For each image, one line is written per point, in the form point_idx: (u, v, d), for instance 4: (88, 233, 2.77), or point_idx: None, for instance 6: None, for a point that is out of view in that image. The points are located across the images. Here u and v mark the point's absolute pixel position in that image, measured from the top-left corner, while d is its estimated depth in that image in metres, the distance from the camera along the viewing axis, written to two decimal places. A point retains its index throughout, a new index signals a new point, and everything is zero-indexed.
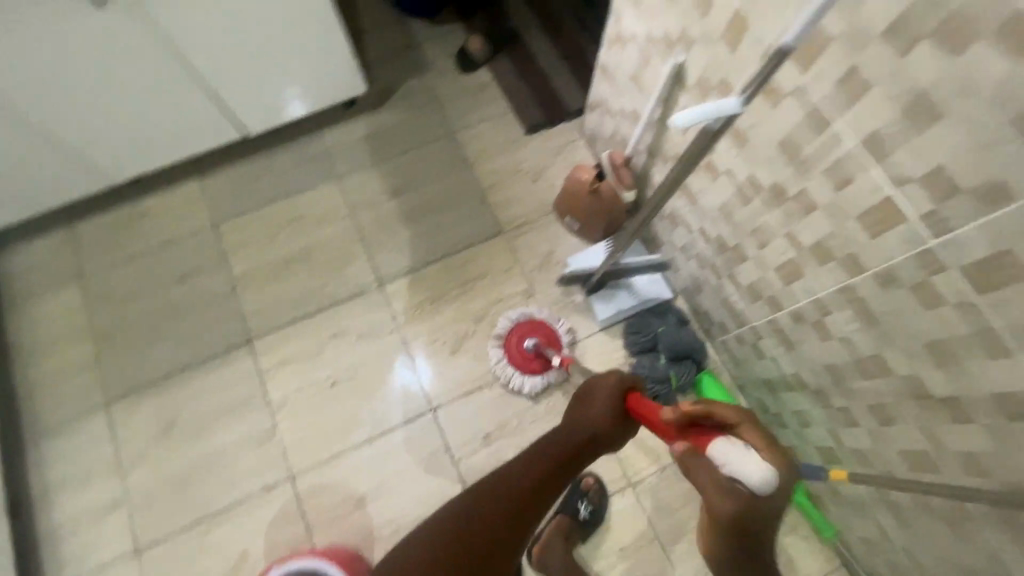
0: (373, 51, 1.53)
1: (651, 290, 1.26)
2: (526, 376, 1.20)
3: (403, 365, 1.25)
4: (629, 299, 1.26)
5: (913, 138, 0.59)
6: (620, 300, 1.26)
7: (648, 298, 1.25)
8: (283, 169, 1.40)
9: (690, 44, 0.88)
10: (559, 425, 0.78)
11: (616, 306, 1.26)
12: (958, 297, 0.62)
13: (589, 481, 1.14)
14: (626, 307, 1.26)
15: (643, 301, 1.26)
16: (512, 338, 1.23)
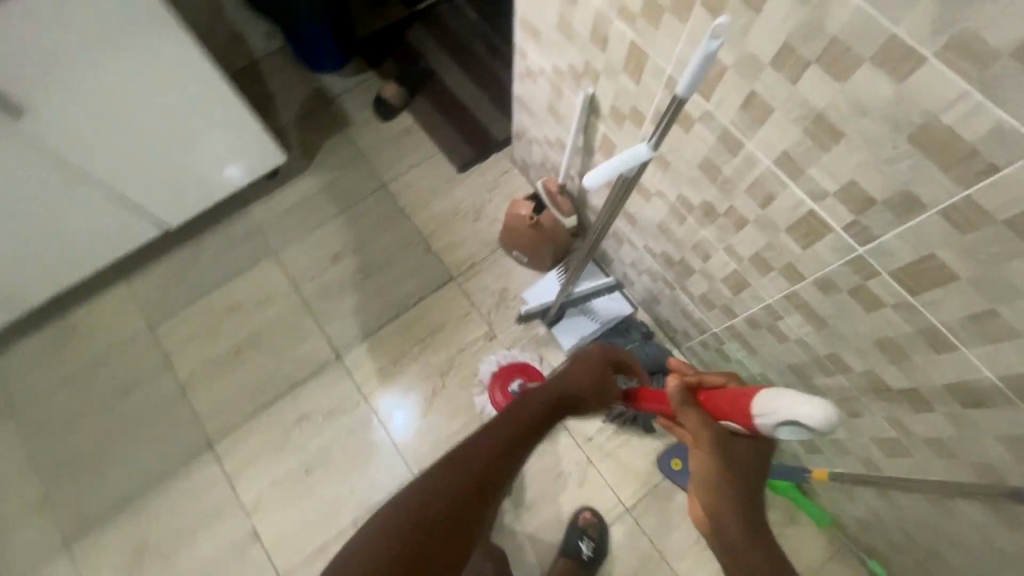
0: (286, 115, 1.48)
1: (611, 310, 1.25)
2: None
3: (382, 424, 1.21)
4: (591, 324, 1.25)
5: (822, 156, 0.59)
6: (583, 326, 1.25)
7: (609, 318, 1.24)
8: (214, 255, 1.34)
9: (596, 76, 0.87)
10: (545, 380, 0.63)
11: (579, 334, 1.24)
12: (895, 299, 0.62)
13: (585, 516, 1.13)
14: (589, 332, 1.24)
15: (605, 322, 1.24)
16: (495, 382, 1.21)
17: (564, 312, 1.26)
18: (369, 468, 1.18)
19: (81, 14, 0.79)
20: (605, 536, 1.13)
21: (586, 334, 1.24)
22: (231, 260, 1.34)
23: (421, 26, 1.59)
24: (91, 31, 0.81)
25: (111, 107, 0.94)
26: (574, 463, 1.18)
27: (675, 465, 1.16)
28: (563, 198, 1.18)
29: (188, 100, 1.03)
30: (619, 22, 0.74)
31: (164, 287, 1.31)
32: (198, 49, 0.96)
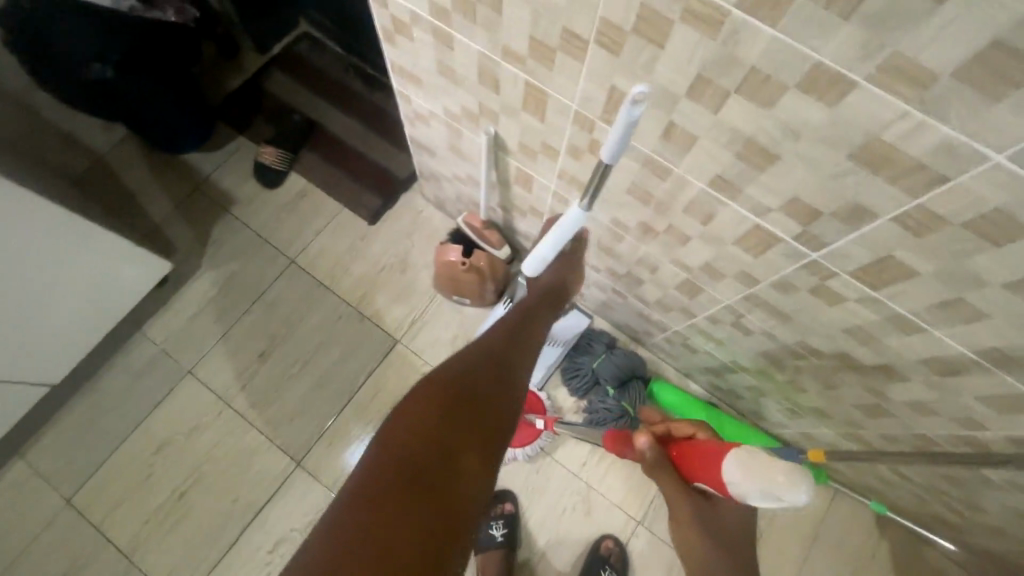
0: (157, 211, 1.29)
1: (569, 330, 1.19)
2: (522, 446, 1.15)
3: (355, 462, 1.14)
4: (554, 350, 1.18)
5: (759, 176, 0.56)
6: (546, 354, 1.19)
7: (569, 338, 1.19)
8: (120, 394, 1.16)
9: (495, 116, 0.80)
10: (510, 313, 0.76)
11: (543, 363, 1.19)
12: (857, 294, 0.61)
13: (607, 545, 1.11)
14: (553, 359, 1.19)
15: (566, 344, 1.19)
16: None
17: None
18: None
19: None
20: (626, 563, 1.10)
21: (550, 361, 1.19)
22: (142, 394, 1.16)
23: (282, 74, 1.43)
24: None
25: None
26: (575, 493, 1.15)
27: None
28: (490, 232, 1.12)
29: (29, 242, 0.86)
30: (507, 64, 0.67)
31: (70, 448, 1.12)
32: (18, 185, 0.79)
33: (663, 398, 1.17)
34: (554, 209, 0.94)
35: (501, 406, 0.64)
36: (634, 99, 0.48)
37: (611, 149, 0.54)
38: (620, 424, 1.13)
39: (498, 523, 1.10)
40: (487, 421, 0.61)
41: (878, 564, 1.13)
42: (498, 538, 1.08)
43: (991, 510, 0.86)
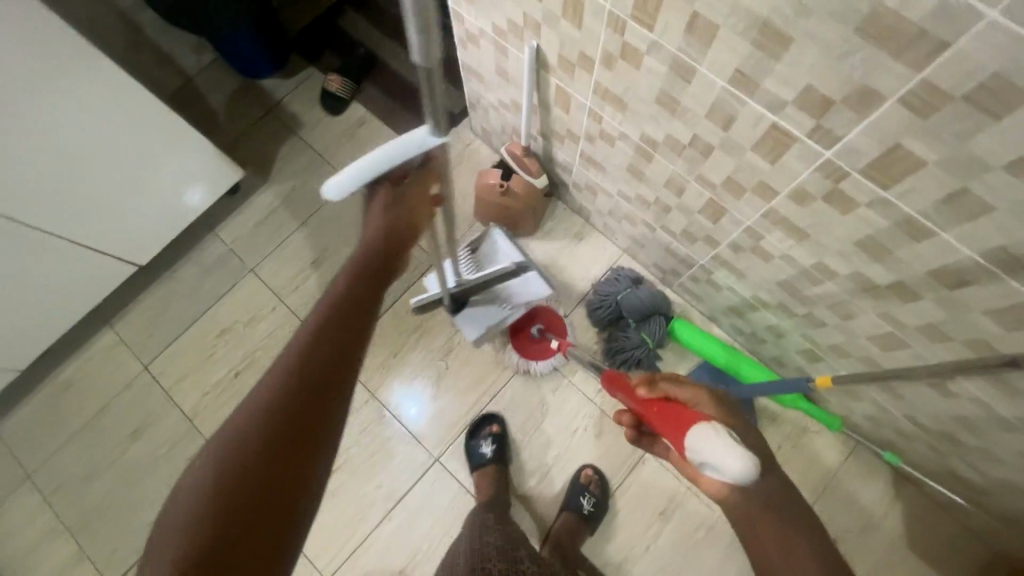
0: (234, 128, 1.44)
1: (520, 293, 1.20)
2: (540, 361, 1.21)
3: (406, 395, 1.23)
4: (499, 312, 1.20)
5: (775, 67, 0.58)
6: (490, 313, 1.20)
7: (519, 304, 1.19)
8: (193, 283, 1.32)
9: (538, 28, 0.84)
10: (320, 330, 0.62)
11: (485, 322, 1.20)
12: (869, 196, 0.63)
13: (587, 474, 1.16)
14: (497, 319, 1.19)
15: (515, 308, 1.19)
16: (518, 323, 1.23)
17: (467, 299, 1.20)
18: (391, 460, 1.19)
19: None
20: (605, 490, 1.14)
21: (491, 321, 1.19)
22: (211, 287, 1.32)
23: (352, 11, 1.53)
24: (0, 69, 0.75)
25: (49, 147, 0.89)
26: (587, 417, 1.20)
27: None
28: (530, 159, 1.16)
29: (127, 125, 0.97)
30: None
31: (150, 326, 1.29)
32: (122, 70, 0.90)
33: (683, 336, 1.18)
34: (589, 131, 0.98)
35: (341, 369, 0.60)
36: None
37: (415, 47, 0.57)
38: (637, 354, 1.17)
39: (488, 440, 1.17)
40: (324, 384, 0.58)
41: (888, 522, 1.12)
42: (488, 454, 1.15)
43: (1007, 460, 0.84)
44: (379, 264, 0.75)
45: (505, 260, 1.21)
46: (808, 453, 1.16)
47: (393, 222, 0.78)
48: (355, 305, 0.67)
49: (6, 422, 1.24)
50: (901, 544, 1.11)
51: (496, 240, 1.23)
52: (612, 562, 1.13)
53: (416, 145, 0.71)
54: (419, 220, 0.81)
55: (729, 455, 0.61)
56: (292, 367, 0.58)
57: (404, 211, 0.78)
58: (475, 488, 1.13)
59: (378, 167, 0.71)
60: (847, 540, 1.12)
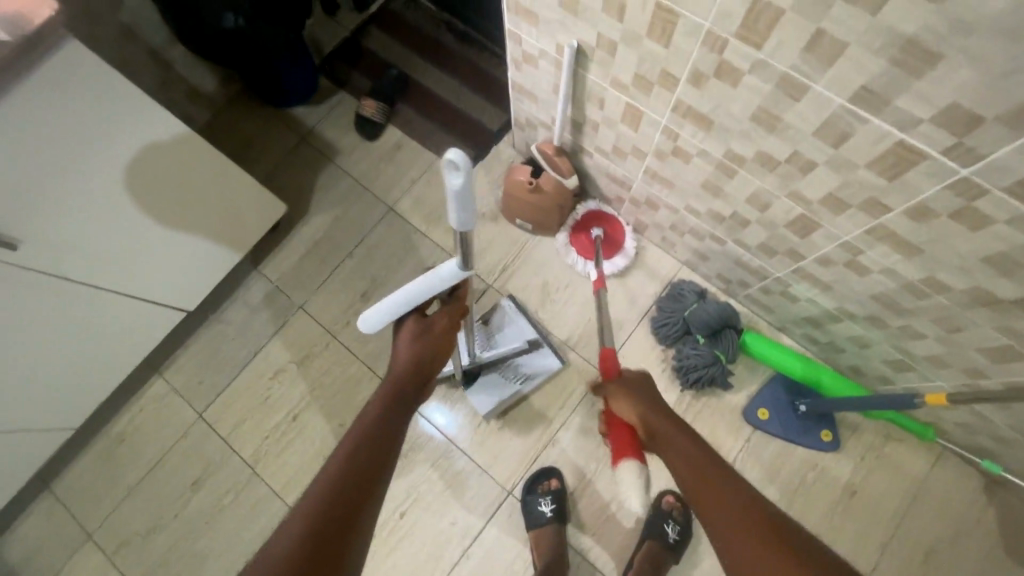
0: (269, 160, 1.40)
1: (534, 367, 1.20)
2: (584, 261, 1.24)
3: (430, 413, 1.21)
4: (511, 387, 1.18)
5: (914, 84, 0.54)
6: (503, 388, 1.19)
7: (529, 379, 1.19)
8: (242, 324, 1.28)
9: (613, 47, 0.80)
10: (342, 468, 0.62)
11: (497, 395, 1.18)
12: (1010, 214, 0.59)
13: (669, 500, 1.13)
14: (508, 393, 1.18)
15: (526, 382, 1.19)
16: (579, 228, 1.25)
17: (479, 372, 1.19)
18: (463, 496, 1.16)
19: (25, 108, 0.69)
20: (690, 518, 1.12)
21: (504, 395, 1.18)
22: (260, 328, 1.28)
23: (379, 30, 1.48)
24: (38, 124, 0.71)
25: (90, 199, 0.84)
26: None
27: (763, 415, 1.15)
28: (562, 159, 1.13)
29: (169, 169, 0.93)
30: None
31: (201, 372, 1.25)
32: (162, 111, 0.85)
33: (754, 349, 1.15)
34: (660, 148, 0.94)
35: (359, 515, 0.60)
36: (450, 163, 0.48)
37: (454, 214, 0.55)
38: (710, 372, 1.14)
39: (545, 498, 1.11)
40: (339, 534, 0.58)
41: (983, 530, 1.09)
42: (547, 514, 1.10)
43: None
44: (410, 394, 0.74)
45: (518, 335, 1.22)
46: (893, 461, 1.13)
47: (425, 348, 0.75)
48: (379, 443, 0.67)
49: (62, 480, 1.20)
50: (998, 551, 1.07)
51: (507, 310, 1.24)
52: None
53: (443, 279, 0.66)
54: (451, 342, 0.78)
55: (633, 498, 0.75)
56: (311, 513, 0.58)
57: (435, 339, 0.75)
58: (536, 552, 1.08)
59: (409, 305, 0.67)
60: (943, 550, 1.08)
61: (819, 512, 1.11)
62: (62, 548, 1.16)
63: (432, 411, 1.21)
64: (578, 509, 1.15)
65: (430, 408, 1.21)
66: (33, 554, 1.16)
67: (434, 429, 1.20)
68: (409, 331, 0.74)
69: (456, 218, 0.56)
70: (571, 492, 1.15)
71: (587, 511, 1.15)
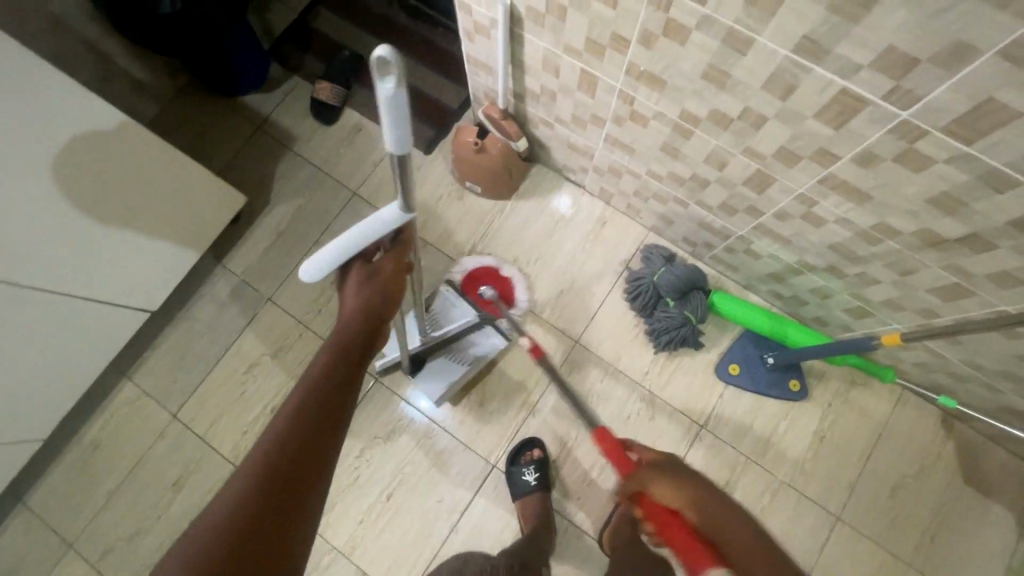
0: (223, 151, 1.36)
1: (479, 349, 1.18)
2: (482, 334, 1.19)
3: (412, 396, 1.21)
4: (459, 369, 1.17)
5: (852, 30, 0.55)
6: (450, 370, 1.17)
7: (474, 361, 1.18)
8: (211, 321, 1.26)
9: (563, 12, 0.80)
10: (300, 405, 0.64)
11: (445, 380, 1.17)
12: (948, 153, 0.61)
13: None
14: (457, 376, 1.17)
15: (473, 364, 1.17)
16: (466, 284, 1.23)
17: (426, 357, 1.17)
18: (449, 473, 1.17)
19: None
20: None
21: (449, 378, 1.17)
22: (228, 324, 1.25)
23: (329, 10, 1.44)
24: None
25: (26, 195, 0.81)
26: (640, 401, 1.20)
27: (734, 370, 1.19)
28: (509, 122, 1.14)
29: (109, 158, 0.90)
30: None
31: (172, 372, 1.23)
32: (92, 98, 0.84)
33: (722, 308, 1.18)
34: (618, 114, 0.94)
35: (309, 479, 0.59)
36: (377, 65, 0.47)
37: (391, 140, 0.55)
38: (683, 333, 1.17)
39: (529, 468, 1.14)
40: (286, 503, 0.56)
41: (943, 463, 1.15)
42: (532, 483, 1.12)
43: None
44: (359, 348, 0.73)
45: (463, 315, 1.18)
46: (859, 405, 1.18)
47: (375, 293, 0.74)
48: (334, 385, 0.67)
49: (34, 492, 1.17)
50: (957, 480, 1.14)
51: (448, 296, 1.20)
52: None
53: (385, 224, 0.66)
54: (399, 289, 0.76)
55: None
56: (252, 482, 0.56)
57: (383, 285, 0.74)
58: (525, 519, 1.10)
59: (348, 250, 0.65)
60: (907, 484, 1.14)
61: (791, 458, 1.16)
62: (43, 561, 1.14)
63: (416, 392, 1.21)
64: (561, 476, 1.17)
65: (412, 392, 1.21)
66: (11, 569, 1.14)
67: (415, 413, 1.20)
68: (352, 280, 0.73)
69: (392, 145, 0.56)
70: (554, 460, 1.18)
71: (570, 478, 1.17)
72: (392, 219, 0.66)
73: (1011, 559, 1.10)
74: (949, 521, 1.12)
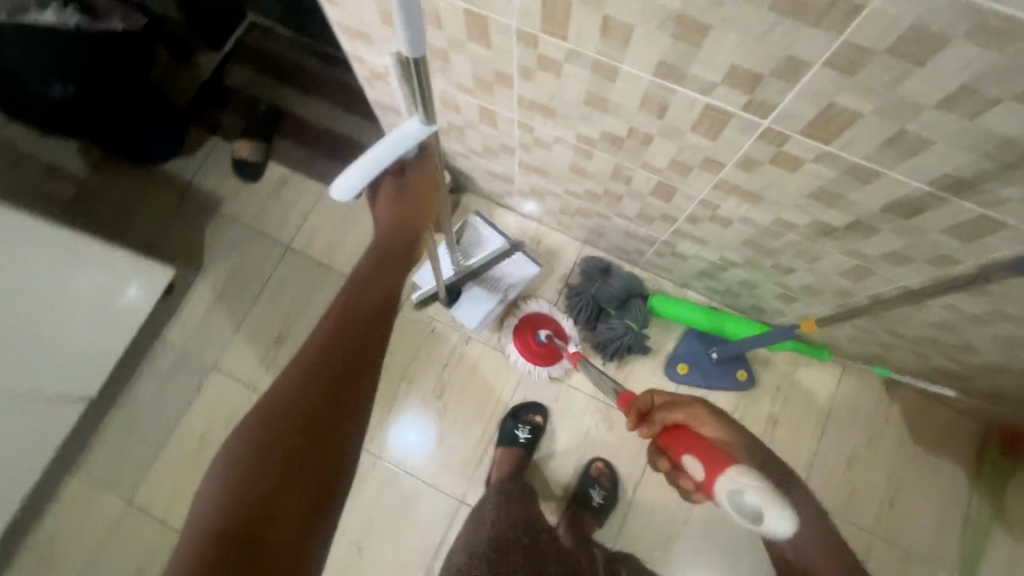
0: (149, 222, 1.34)
1: (513, 275, 1.21)
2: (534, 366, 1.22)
3: (397, 428, 1.21)
4: (494, 299, 1.20)
5: (698, 53, 0.58)
6: (485, 299, 1.20)
7: (511, 287, 1.20)
8: (156, 397, 1.23)
9: (446, 56, 0.81)
10: (351, 300, 0.76)
11: (482, 309, 1.20)
12: (813, 153, 0.64)
13: (597, 466, 1.17)
14: (493, 305, 1.20)
15: (509, 291, 1.21)
16: (524, 325, 1.21)
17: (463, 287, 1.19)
18: (417, 514, 1.17)
19: None
20: (615, 484, 1.16)
21: (492, 305, 1.19)
22: (174, 397, 1.23)
23: (240, 66, 1.43)
24: None
25: None
26: (596, 412, 1.21)
27: (683, 369, 1.20)
28: None
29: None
30: None
31: (121, 456, 1.20)
32: None
33: (661, 310, 1.21)
34: (523, 141, 0.96)
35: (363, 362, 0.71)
36: None
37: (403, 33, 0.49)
38: (626, 341, 1.18)
39: (524, 427, 1.18)
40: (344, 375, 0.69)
41: (892, 429, 1.18)
42: None
43: (980, 347, 0.90)
44: (379, 284, 0.79)
45: (494, 242, 1.21)
46: (805, 386, 1.21)
47: (403, 210, 0.83)
48: (377, 290, 0.79)
49: None
50: (907, 443, 1.18)
51: (477, 227, 1.22)
52: (656, 548, 1.14)
53: (411, 138, 0.63)
54: (421, 210, 0.83)
55: (745, 488, 0.68)
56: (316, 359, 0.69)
57: (412, 201, 0.82)
58: (499, 466, 1.15)
59: (377, 166, 0.63)
60: (861, 455, 1.17)
61: None
62: None
63: (401, 421, 1.22)
64: None
65: (392, 419, 1.22)
66: None
67: (400, 442, 1.20)
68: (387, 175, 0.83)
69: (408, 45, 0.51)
70: None
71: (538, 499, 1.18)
72: (417, 132, 0.63)
73: (967, 512, 1.14)
74: (906, 485, 1.16)
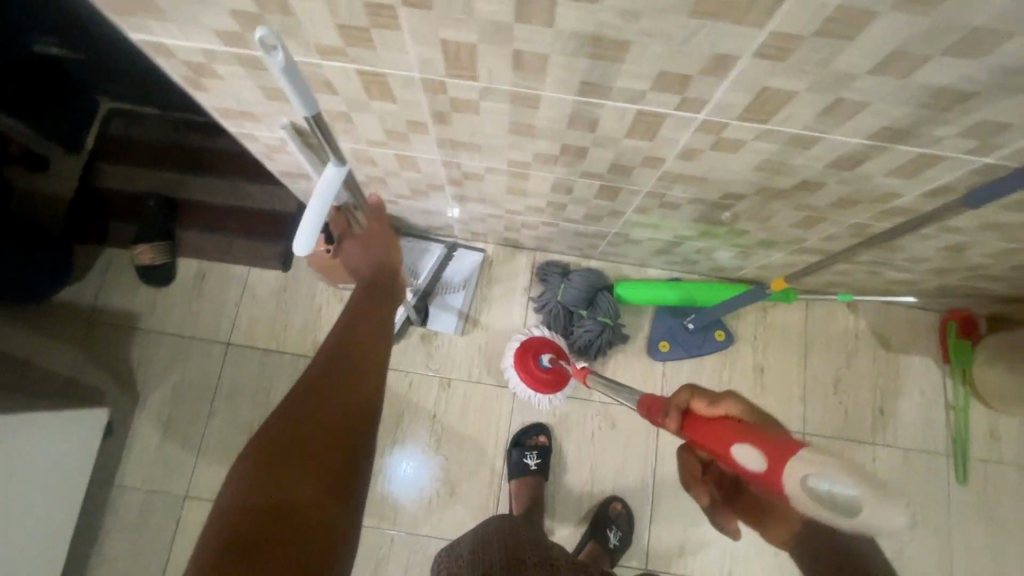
0: (60, 363, 1.18)
1: (463, 268, 1.25)
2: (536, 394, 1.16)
3: (395, 462, 1.17)
4: (458, 296, 1.23)
5: (620, 68, 0.54)
6: (453, 301, 1.23)
7: (468, 279, 1.24)
8: (133, 548, 1.10)
9: (349, 116, 0.74)
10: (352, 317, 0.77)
11: (453, 312, 1.22)
12: (751, 134, 0.63)
13: (615, 506, 1.14)
14: (461, 302, 1.23)
15: (468, 283, 1.24)
16: (525, 355, 1.14)
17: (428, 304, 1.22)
18: None
19: None
20: (632, 527, 1.14)
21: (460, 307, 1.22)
22: (154, 543, 1.11)
23: (106, 164, 1.25)
24: None
25: None
26: (596, 414, 1.20)
27: (666, 347, 1.21)
28: None
29: None
30: (330, 61, 0.61)
31: None
32: None
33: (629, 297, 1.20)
34: (452, 177, 0.90)
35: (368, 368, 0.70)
36: (263, 48, 0.44)
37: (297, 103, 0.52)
38: (605, 338, 1.15)
39: (531, 452, 1.14)
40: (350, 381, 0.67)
41: (863, 343, 1.25)
42: None
43: (928, 256, 0.95)
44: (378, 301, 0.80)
45: (433, 253, 1.24)
46: (779, 326, 1.25)
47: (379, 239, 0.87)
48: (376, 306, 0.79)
49: None
50: (880, 352, 1.24)
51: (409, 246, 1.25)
52: (689, 526, 1.15)
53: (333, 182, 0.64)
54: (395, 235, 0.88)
55: (823, 473, 0.45)
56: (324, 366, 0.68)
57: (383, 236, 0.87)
58: (516, 499, 1.12)
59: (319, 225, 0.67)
60: (845, 375, 1.23)
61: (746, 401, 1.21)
62: None
63: (401, 451, 1.17)
64: (553, 516, 1.16)
65: (392, 456, 1.17)
66: None
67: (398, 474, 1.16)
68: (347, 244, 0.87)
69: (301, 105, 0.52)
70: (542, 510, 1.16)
71: (565, 517, 1.16)
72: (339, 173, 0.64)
73: (946, 399, 1.22)
74: (889, 390, 1.23)
